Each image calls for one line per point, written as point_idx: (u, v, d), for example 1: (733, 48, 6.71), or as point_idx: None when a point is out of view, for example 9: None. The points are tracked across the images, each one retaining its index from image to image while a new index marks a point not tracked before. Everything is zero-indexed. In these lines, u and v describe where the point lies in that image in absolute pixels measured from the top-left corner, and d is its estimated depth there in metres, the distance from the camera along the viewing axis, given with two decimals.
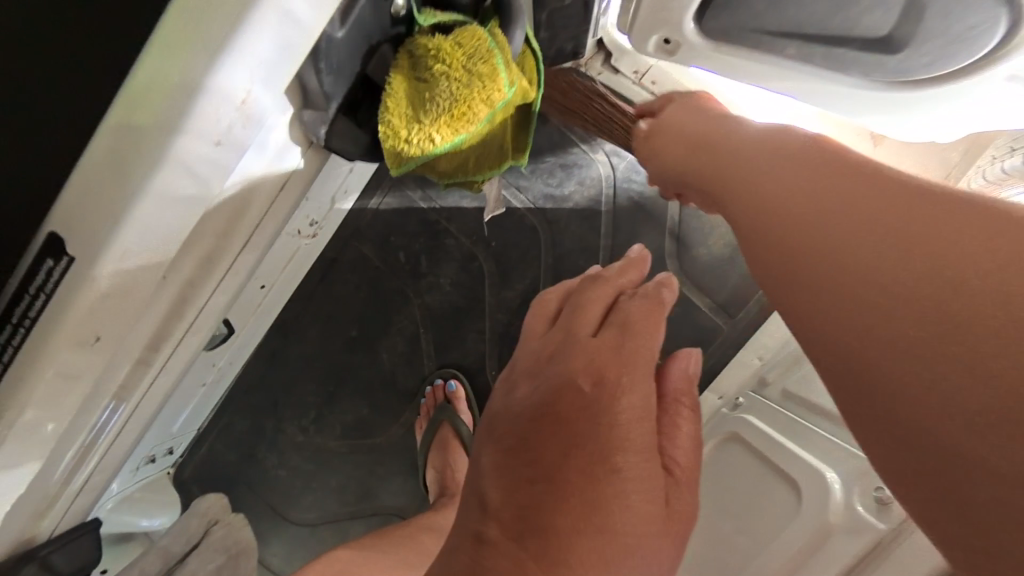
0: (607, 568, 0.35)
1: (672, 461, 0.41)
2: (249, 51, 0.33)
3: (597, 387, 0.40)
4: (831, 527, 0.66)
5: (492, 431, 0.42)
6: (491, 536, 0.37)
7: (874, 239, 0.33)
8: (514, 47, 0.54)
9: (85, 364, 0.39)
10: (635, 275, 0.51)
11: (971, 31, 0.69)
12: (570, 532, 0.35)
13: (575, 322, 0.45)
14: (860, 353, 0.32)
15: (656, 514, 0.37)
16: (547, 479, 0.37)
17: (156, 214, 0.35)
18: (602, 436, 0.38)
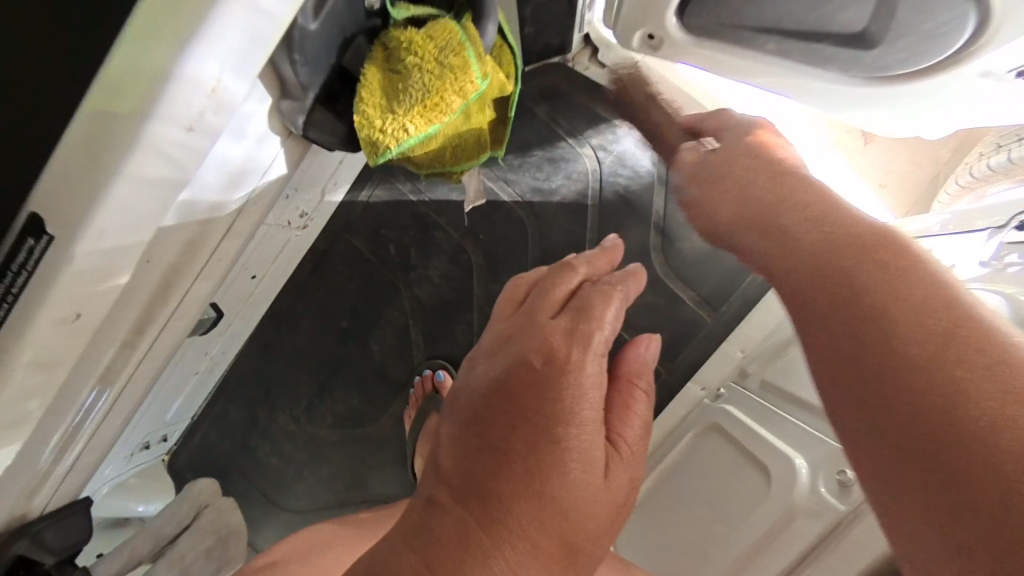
0: (544, 528, 0.37)
1: (618, 436, 0.43)
2: (217, 40, 0.35)
3: (548, 365, 0.41)
4: (796, 510, 0.68)
5: (451, 406, 0.43)
6: (439, 499, 0.39)
7: (877, 281, 0.37)
8: (486, 41, 0.56)
9: (60, 339, 0.41)
10: (601, 261, 0.51)
11: (942, 28, 0.70)
12: (513, 496, 0.37)
13: (538, 304, 0.46)
14: (882, 388, 0.33)
15: (595, 484, 0.39)
16: (495, 448, 0.39)
17: (131, 196, 0.37)
18: (551, 410, 0.39)
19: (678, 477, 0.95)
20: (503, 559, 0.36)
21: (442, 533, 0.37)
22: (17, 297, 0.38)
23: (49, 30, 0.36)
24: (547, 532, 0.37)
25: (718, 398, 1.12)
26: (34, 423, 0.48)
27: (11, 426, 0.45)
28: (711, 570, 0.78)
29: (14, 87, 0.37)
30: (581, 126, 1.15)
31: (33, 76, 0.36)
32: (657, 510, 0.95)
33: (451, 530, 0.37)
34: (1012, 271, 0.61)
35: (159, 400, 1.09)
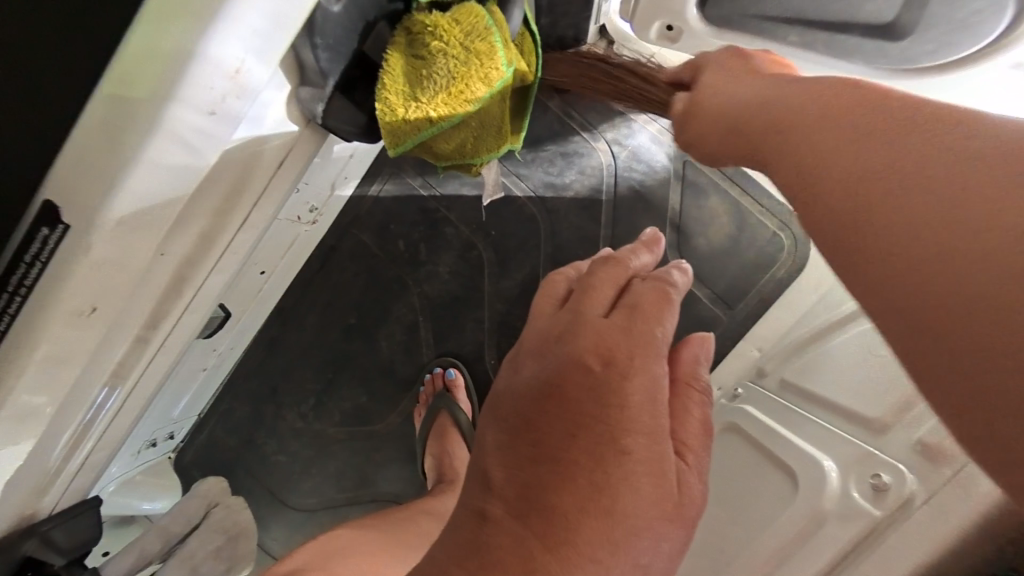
0: (611, 548, 0.35)
1: (684, 446, 0.40)
2: (238, 18, 0.33)
3: (607, 368, 0.39)
4: (824, 514, 0.66)
5: (495, 410, 0.42)
6: (496, 514, 0.37)
7: (868, 123, 0.33)
8: (512, 27, 0.54)
9: (76, 336, 0.39)
10: (647, 256, 0.49)
11: (976, 17, 0.69)
12: (577, 512, 0.35)
13: (583, 300, 0.43)
14: (861, 222, 0.31)
15: (663, 497, 0.37)
16: (553, 459, 0.37)
17: (149, 184, 0.35)
18: (612, 417, 0.37)
19: None
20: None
21: (502, 550, 0.35)
22: (31, 289, 0.36)
23: (61, 5, 0.34)
24: (616, 551, 0.35)
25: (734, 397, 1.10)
26: (45, 422, 0.45)
27: (25, 427, 0.43)
28: None
29: (24, 68, 0.35)
30: (595, 120, 1.13)
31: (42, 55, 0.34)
32: None
33: (512, 549, 0.35)
34: None
35: (167, 398, 1.08)
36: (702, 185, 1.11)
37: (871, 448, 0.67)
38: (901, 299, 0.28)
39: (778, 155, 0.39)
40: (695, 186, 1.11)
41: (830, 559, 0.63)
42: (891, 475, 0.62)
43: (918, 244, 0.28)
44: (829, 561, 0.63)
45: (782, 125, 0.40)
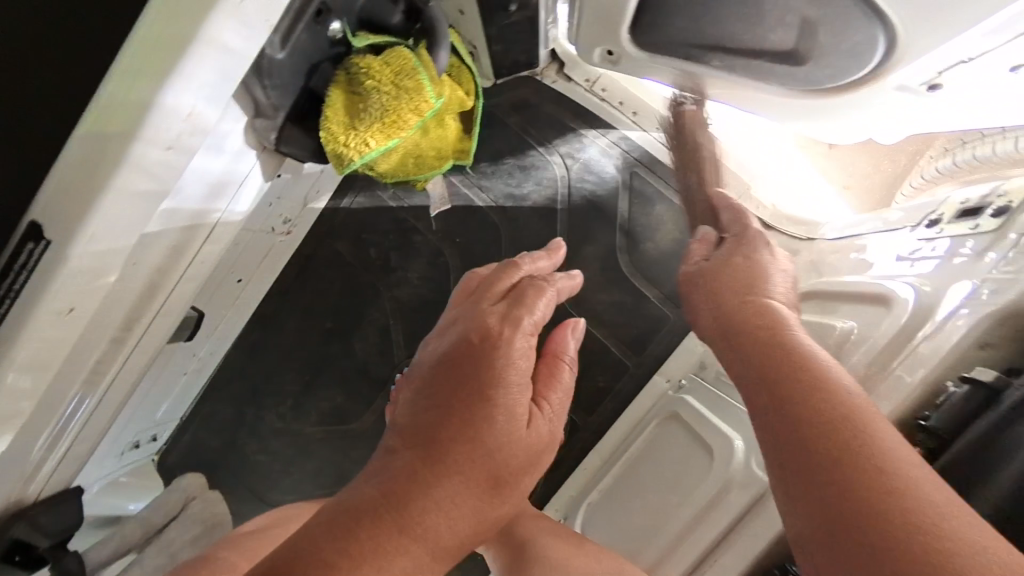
0: (476, 468, 0.43)
1: (543, 399, 0.49)
2: (191, 77, 0.41)
3: (484, 340, 0.47)
4: (732, 482, 0.75)
5: (410, 378, 0.50)
6: (394, 446, 0.45)
7: (851, 434, 0.44)
8: (439, 65, 0.63)
9: (59, 331, 0.47)
10: (544, 262, 0.58)
11: (858, 47, 0.77)
12: (451, 440, 0.43)
13: (480, 294, 0.52)
14: (850, 501, 0.40)
15: (517, 430, 0.45)
16: (439, 404, 0.45)
17: (120, 206, 0.43)
18: (482, 374, 0.46)
19: (643, 467, 1.01)
20: (442, 490, 0.42)
21: (394, 471, 0.43)
22: (19, 293, 0.43)
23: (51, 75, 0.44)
24: (478, 469, 0.43)
25: (679, 388, 1.15)
26: (22, 419, 0.52)
27: (2, 422, 0.49)
28: (656, 545, 0.84)
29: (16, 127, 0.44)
30: (551, 136, 1.23)
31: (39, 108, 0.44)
32: (622, 498, 1.02)
33: (402, 469, 0.43)
34: (922, 269, 0.70)
35: (149, 400, 1.14)
36: (648, 194, 1.20)
37: None
38: None
39: (770, 395, 0.50)
40: (642, 195, 1.20)
41: (730, 523, 0.72)
42: None
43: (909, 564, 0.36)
44: (730, 523, 0.72)
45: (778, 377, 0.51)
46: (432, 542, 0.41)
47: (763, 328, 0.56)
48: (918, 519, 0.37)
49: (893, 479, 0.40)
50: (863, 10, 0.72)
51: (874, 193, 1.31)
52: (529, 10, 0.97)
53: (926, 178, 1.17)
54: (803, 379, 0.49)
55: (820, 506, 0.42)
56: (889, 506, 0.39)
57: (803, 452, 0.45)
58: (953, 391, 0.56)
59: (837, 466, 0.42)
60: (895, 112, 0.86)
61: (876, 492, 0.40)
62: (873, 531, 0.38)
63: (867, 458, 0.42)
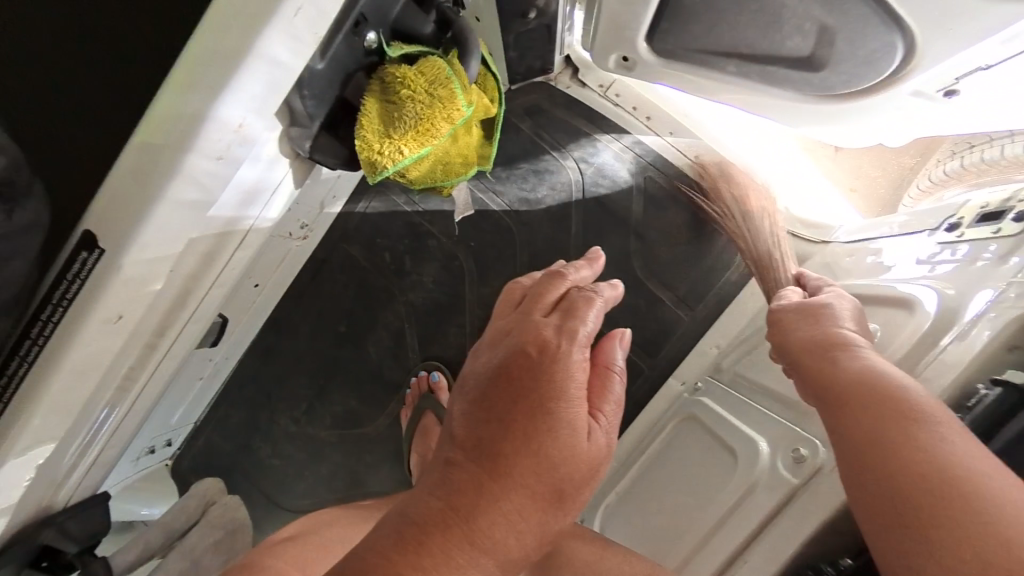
0: (537, 479, 0.43)
1: (597, 411, 0.49)
2: (243, 89, 0.42)
3: (542, 353, 0.47)
4: (758, 484, 0.76)
5: (460, 388, 0.50)
6: (457, 459, 0.44)
7: (948, 478, 0.45)
8: (469, 74, 0.64)
9: (106, 339, 0.48)
10: (586, 270, 0.60)
11: (875, 54, 0.78)
12: (516, 454, 0.43)
13: (532, 305, 0.53)
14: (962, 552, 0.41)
15: (580, 444, 0.45)
16: (501, 417, 0.45)
17: (170, 216, 0.44)
18: (541, 387, 0.46)
19: (662, 469, 1.02)
20: (507, 501, 0.43)
21: (460, 484, 0.43)
22: (71, 302, 0.44)
23: None
24: (544, 482, 0.44)
25: (694, 391, 1.16)
26: (64, 427, 0.53)
27: (45, 430, 0.50)
28: (680, 548, 0.85)
29: None
30: (564, 140, 1.24)
31: (105, 125, 0.46)
32: (641, 501, 1.02)
33: (467, 482, 0.43)
34: (942, 272, 0.71)
35: (167, 405, 1.15)
36: (662, 198, 1.21)
37: (796, 427, 0.77)
38: None
39: (863, 441, 0.51)
40: (656, 199, 1.21)
41: (757, 524, 0.72)
42: (809, 448, 0.73)
43: None
44: (757, 525, 0.72)
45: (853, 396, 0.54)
46: (500, 554, 0.42)
47: (840, 367, 0.58)
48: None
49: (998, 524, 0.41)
50: (881, 18, 0.73)
51: (883, 197, 1.32)
52: (546, 17, 0.98)
53: (935, 180, 1.18)
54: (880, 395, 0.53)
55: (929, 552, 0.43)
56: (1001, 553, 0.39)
57: (875, 459, 0.49)
58: (984, 393, 0.57)
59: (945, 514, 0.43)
60: (910, 116, 0.88)
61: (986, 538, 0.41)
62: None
63: (946, 473, 0.45)
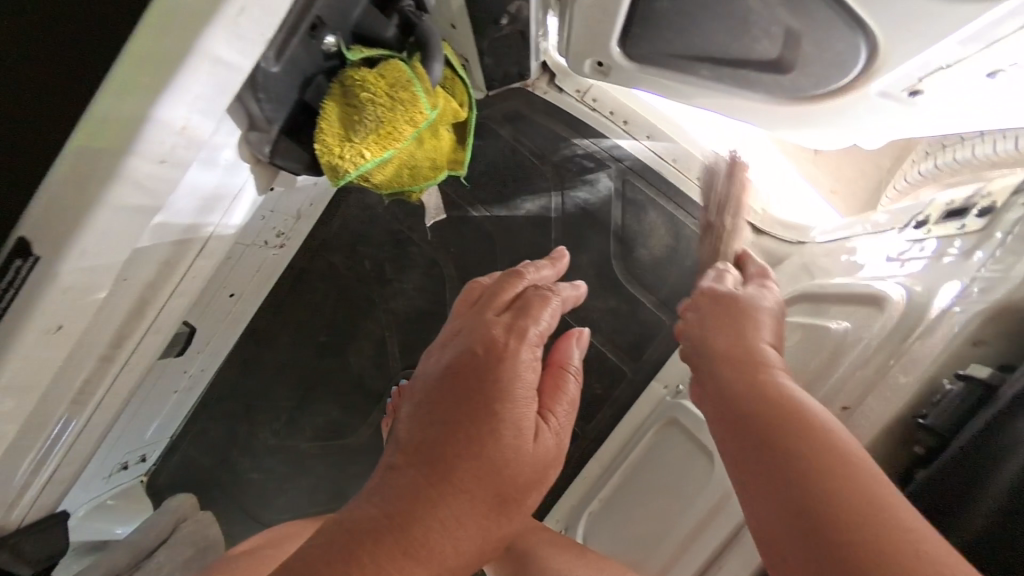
0: (480, 484, 0.42)
1: (549, 411, 0.49)
2: (186, 89, 0.41)
3: (488, 353, 0.47)
4: (735, 487, 0.75)
5: (411, 392, 0.49)
6: (397, 463, 0.43)
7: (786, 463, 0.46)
8: (433, 77, 0.64)
9: (46, 350, 0.46)
10: (547, 270, 0.60)
11: (840, 56, 0.79)
12: (457, 456, 0.42)
13: (486, 303, 0.52)
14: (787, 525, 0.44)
15: (524, 444, 0.44)
16: (446, 418, 0.44)
17: (110, 220, 0.42)
18: (488, 390, 0.45)
19: (645, 474, 1.01)
20: (447, 507, 0.41)
21: (398, 489, 0.41)
22: (6, 312, 0.43)
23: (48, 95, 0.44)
24: (483, 486, 0.42)
25: (677, 394, 1.14)
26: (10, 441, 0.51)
27: None
28: (660, 554, 0.83)
29: (11, 146, 0.44)
30: (543, 146, 1.24)
31: (36, 127, 0.44)
32: (625, 506, 1.01)
33: (405, 487, 0.41)
34: (914, 275, 0.70)
35: (139, 420, 1.12)
36: (641, 201, 1.21)
37: None
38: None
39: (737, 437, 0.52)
40: (635, 203, 1.21)
41: (735, 528, 0.71)
42: None
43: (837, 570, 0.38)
44: (733, 530, 0.71)
45: (765, 428, 0.50)
46: (436, 562, 0.40)
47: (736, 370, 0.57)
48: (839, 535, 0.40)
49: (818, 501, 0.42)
50: (844, 22, 0.74)
51: (857, 198, 1.34)
52: (520, 24, 0.98)
53: (908, 182, 1.19)
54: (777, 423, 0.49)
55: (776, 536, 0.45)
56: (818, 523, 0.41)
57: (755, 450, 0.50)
58: (948, 388, 0.57)
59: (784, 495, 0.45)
60: (877, 118, 0.89)
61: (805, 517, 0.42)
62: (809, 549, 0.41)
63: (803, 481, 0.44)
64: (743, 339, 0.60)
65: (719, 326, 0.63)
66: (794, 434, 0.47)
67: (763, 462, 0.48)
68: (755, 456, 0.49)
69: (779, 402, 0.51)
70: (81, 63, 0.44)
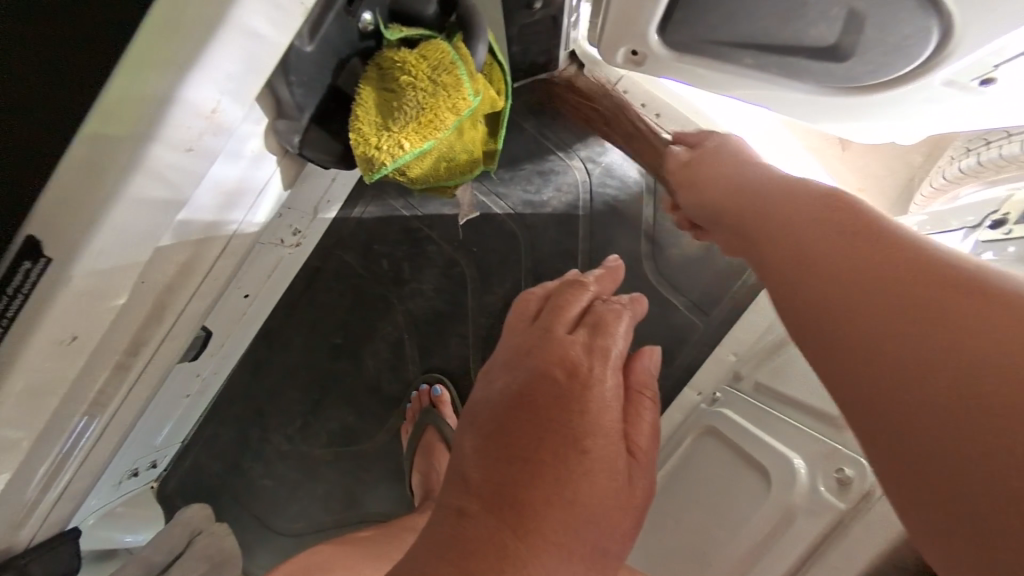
0: (573, 535, 0.37)
1: (635, 445, 0.43)
2: (213, 65, 0.35)
3: (571, 378, 0.42)
4: (795, 508, 0.70)
5: (472, 419, 0.43)
6: (472, 509, 0.38)
7: (808, 236, 0.43)
8: (477, 60, 0.58)
9: (56, 363, 0.41)
10: (608, 281, 0.54)
11: (908, 40, 0.73)
12: (544, 503, 0.37)
13: (553, 320, 0.47)
14: (800, 292, 0.41)
15: (619, 487, 0.40)
16: (525, 455, 0.38)
17: (129, 216, 0.37)
18: (574, 423, 0.40)
19: (682, 485, 0.96)
20: (540, 566, 0.36)
21: (477, 543, 0.36)
22: (12, 322, 0.38)
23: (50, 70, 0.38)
24: (577, 537, 0.37)
25: (713, 401, 1.09)
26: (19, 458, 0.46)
27: None
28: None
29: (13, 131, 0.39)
30: (569, 140, 1.18)
31: (38, 112, 0.38)
32: (660, 521, 0.96)
33: (484, 539, 0.36)
34: None
35: (149, 426, 1.07)
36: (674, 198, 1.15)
37: (836, 443, 0.72)
38: (854, 341, 0.35)
39: (757, 242, 0.50)
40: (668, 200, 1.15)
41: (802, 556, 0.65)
42: (852, 467, 0.67)
43: (858, 311, 0.36)
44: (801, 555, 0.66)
45: (789, 219, 0.47)
46: None
47: (755, 192, 0.55)
48: (864, 277, 0.37)
49: (843, 254, 0.39)
50: (916, 2, 0.68)
51: (891, 196, 1.28)
52: (553, 8, 0.92)
53: (947, 178, 1.13)
54: (794, 212, 0.47)
55: (791, 306, 0.42)
56: (847, 277, 0.38)
57: (773, 239, 0.47)
58: None
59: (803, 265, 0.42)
60: (938, 109, 0.83)
61: (829, 274, 0.39)
62: (824, 299, 0.39)
63: (824, 247, 0.41)
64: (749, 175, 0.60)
65: (720, 173, 0.64)
66: (819, 215, 0.44)
67: (784, 248, 0.45)
68: (777, 245, 0.46)
69: (803, 197, 0.47)
70: (89, 33, 0.38)
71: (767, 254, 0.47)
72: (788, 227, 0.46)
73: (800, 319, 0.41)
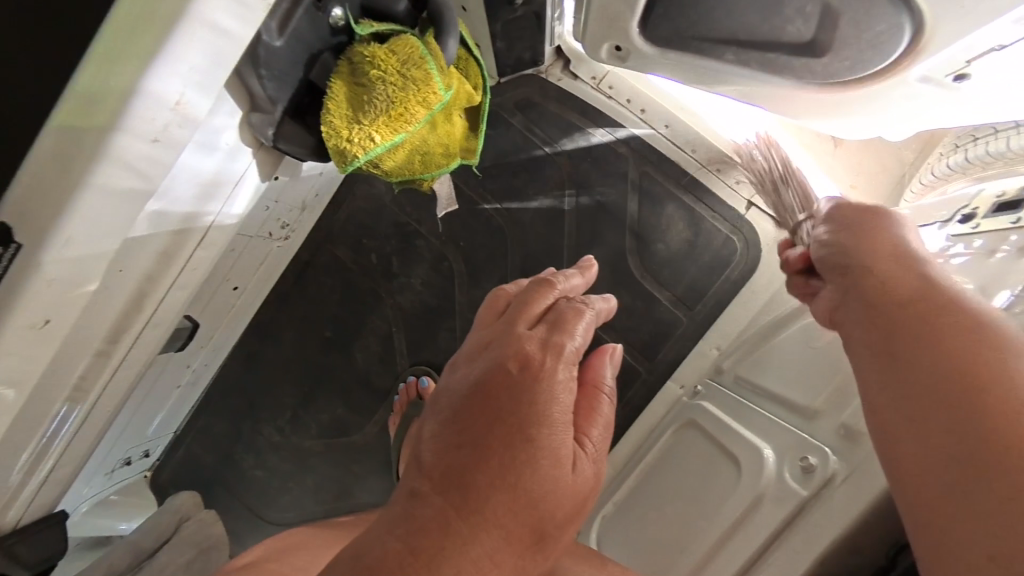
0: (515, 517, 0.39)
1: (583, 435, 0.46)
2: (179, 58, 0.37)
3: (523, 370, 0.43)
4: (764, 493, 0.73)
5: (433, 406, 0.45)
6: (421, 489, 0.40)
7: (948, 359, 0.45)
8: (447, 55, 0.60)
9: (31, 344, 0.42)
10: (577, 279, 0.56)
11: (881, 37, 0.74)
12: (489, 487, 0.39)
13: (516, 315, 0.48)
14: (920, 403, 0.45)
15: (563, 475, 0.41)
16: (475, 441, 0.41)
17: (99, 205, 0.38)
18: (524, 411, 0.42)
19: (661, 476, 0.97)
20: (480, 544, 0.38)
21: (423, 522, 0.38)
22: None
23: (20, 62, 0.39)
24: (518, 520, 0.39)
25: (695, 395, 1.13)
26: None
27: None
28: (683, 564, 0.80)
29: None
30: (556, 135, 1.19)
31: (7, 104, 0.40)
32: (639, 512, 0.97)
33: (430, 518, 0.38)
34: (955, 265, 0.68)
35: (141, 416, 1.09)
36: (659, 194, 1.16)
37: (806, 434, 0.74)
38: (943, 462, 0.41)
39: (885, 328, 0.51)
40: (652, 196, 1.16)
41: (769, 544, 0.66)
42: (818, 457, 0.69)
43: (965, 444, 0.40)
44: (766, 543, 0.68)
45: (928, 327, 0.48)
46: None
47: (901, 277, 0.53)
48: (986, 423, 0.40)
49: (981, 393, 0.42)
50: None
51: (881, 192, 1.28)
52: (535, 4, 0.93)
53: (936, 176, 1.12)
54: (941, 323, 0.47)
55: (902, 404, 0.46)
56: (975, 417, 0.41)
57: (909, 336, 0.48)
58: None
59: (933, 383, 0.44)
60: (920, 106, 0.84)
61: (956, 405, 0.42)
62: (942, 420, 0.43)
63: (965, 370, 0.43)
64: (890, 238, 0.57)
65: (861, 216, 0.62)
66: (964, 339, 0.45)
67: (922, 350, 0.47)
68: (909, 342, 0.48)
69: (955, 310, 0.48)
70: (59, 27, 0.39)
71: (898, 345, 0.49)
72: (930, 335, 0.47)
73: (906, 422, 0.45)
